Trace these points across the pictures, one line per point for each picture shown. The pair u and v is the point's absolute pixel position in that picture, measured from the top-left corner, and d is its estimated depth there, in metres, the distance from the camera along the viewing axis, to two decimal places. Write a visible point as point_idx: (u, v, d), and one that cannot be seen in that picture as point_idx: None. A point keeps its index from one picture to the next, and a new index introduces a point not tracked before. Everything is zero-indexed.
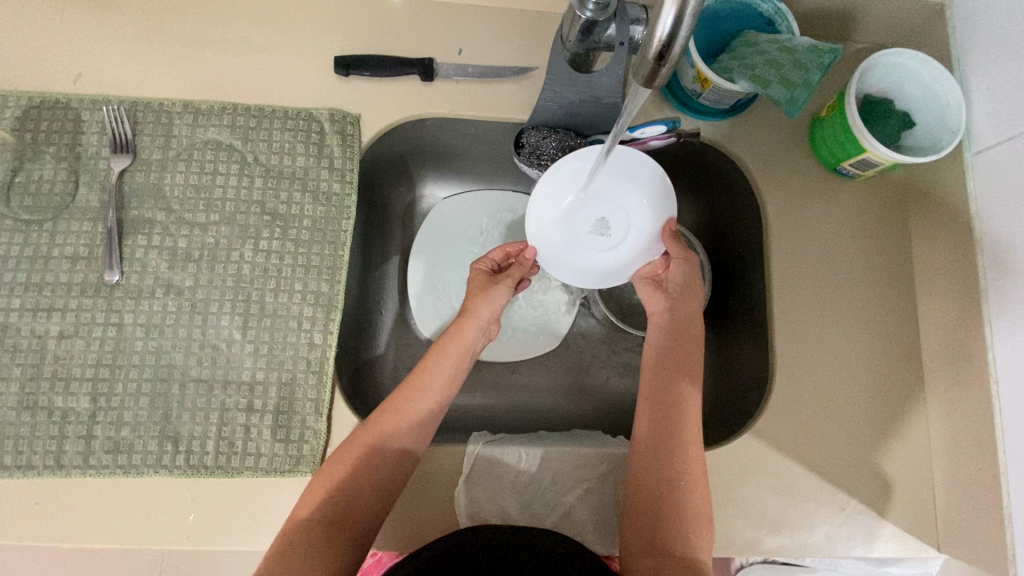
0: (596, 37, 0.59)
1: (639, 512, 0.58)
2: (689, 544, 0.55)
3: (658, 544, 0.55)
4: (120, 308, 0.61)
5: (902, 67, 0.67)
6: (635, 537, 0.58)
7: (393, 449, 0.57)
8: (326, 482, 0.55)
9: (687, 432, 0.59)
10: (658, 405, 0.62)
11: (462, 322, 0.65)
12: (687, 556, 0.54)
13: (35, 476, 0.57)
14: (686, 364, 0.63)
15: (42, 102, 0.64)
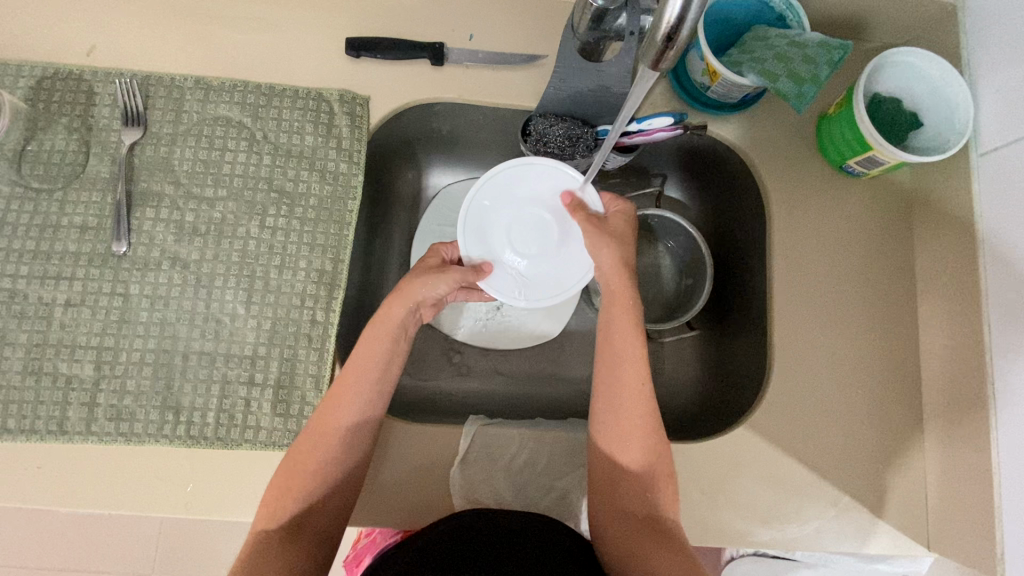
0: (607, 25, 0.61)
1: (605, 483, 0.59)
2: (650, 498, 0.57)
3: (626, 507, 0.58)
4: (126, 279, 0.62)
5: (913, 66, 0.66)
6: (605, 508, 0.59)
7: (336, 447, 0.56)
8: (278, 493, 0.54)
9: (627, 391, 0.59)
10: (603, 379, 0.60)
11: (393, 300, 0.62)
12: (653, 518, 0.56)
13: (39, 440, 0.58)
14: (616, 339, 0.61)
15: (56, 73, 0.65)
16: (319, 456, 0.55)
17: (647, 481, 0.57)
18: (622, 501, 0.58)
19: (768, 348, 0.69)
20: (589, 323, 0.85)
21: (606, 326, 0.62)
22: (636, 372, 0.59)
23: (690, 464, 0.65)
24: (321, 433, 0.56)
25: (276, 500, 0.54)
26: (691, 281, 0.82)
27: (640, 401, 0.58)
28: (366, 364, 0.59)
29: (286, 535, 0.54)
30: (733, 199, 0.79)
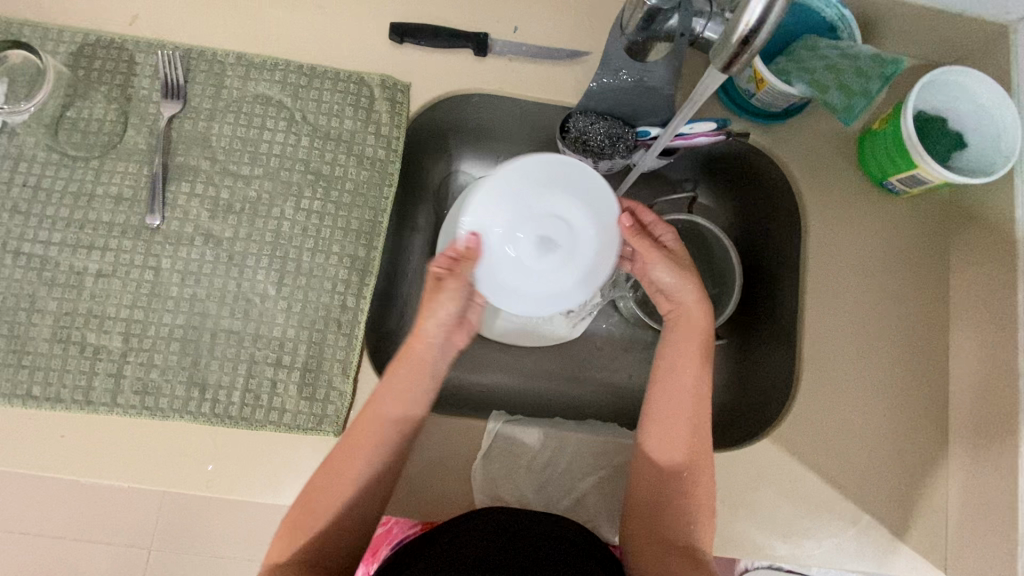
0: (657, 26, 0.59)
1: (647, 511, 0.59)
2: (689, 530, 0.57)
3: (661, 531, 0.58)
4: (158, 252, 0.61)
5: (964, 86, 0.66)
6: (641, 530, 0.59)
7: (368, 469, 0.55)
8: (303, 515, 0.54)
9: (690, 424, 0.60)
10: (661, 406, 0.61)
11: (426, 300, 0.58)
12: (689, 545, 0.57)
13: (64, 409, 0.58)
14: (687, 370, 0.62)
15: (98, 41, 0.64)
16: (352, 480, 0.55)
17: (686, 508, 0.58)
18: (660, 525, 0.58)
19: (796, 360, 0.69)
20: (612, 325, 0.85)
21: (672, 357, 0.63)
22: (705, 407, 0.61)
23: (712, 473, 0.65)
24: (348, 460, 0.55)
25: (309, 521, 0.54)
26: (717, 291, 0.81)
27: (692, 425, 0.60)
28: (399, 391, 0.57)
29: (319, 531, 0.54)
30: (767, 210, 0.78)
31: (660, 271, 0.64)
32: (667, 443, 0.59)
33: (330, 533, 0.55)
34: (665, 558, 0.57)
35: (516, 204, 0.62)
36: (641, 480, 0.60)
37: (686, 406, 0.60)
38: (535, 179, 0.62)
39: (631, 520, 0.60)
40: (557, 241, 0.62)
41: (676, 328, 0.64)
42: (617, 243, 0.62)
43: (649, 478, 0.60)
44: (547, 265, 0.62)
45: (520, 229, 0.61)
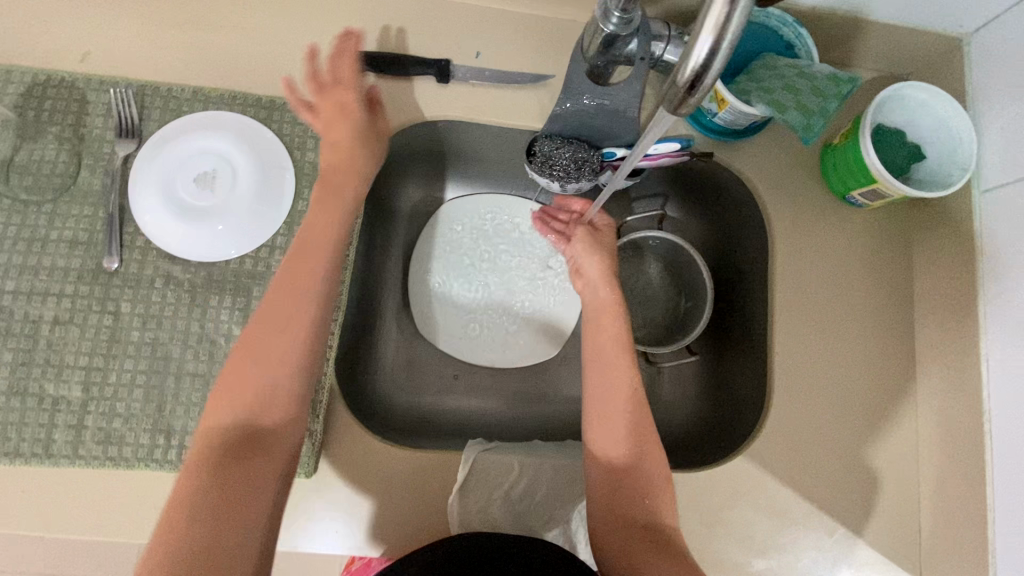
0: (617, 51, 0.60)
1: (606, 500, 0.56)
2: (649, 507, 0.54)
3: (621, 517, 0.54)
4: (117, 296, 0.60)
5: (920, 101, 0.67)
6: (602, 521, 0.55)
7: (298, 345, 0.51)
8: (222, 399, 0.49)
9: (625, 396, 0.59)
10: (596, 385, 0.61)
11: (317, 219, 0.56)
12: (651, 522, 0.54)
13: (23, 464, 0.56)
14: (613, 343, 0.63)
15: (47, 80, 0.62)
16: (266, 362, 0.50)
17: (644, 486, 0.55)
18: (620, 509, 0.55)
19: (768, 374, 0.69)
20: (587, 343, 0.85)
21: (599, 332, 0.64)
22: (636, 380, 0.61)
23: (689, 493, 0.65)
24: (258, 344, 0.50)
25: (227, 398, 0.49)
26: (688, 304, 0.82)
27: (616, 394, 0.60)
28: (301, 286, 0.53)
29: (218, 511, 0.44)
30: (735, 224, 0.78)
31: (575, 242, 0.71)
32: (606, 421, 0.58)
33: (241, 414, 0.48)
34: (632, 541, 0.53)
35: (165, 196, 0.61)
36: (597, 468, 0.58)
37: (617, 378, 0.61)
38: (189, 150, 0.62)
39: (592, 511, 0.56)
40: (209, 172, 0.62)
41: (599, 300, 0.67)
42: (242, 130, 0.64)
43: (598, 468, 0.58)
44: (236, 190, 0.62)
45: (188, 203, 0.61)
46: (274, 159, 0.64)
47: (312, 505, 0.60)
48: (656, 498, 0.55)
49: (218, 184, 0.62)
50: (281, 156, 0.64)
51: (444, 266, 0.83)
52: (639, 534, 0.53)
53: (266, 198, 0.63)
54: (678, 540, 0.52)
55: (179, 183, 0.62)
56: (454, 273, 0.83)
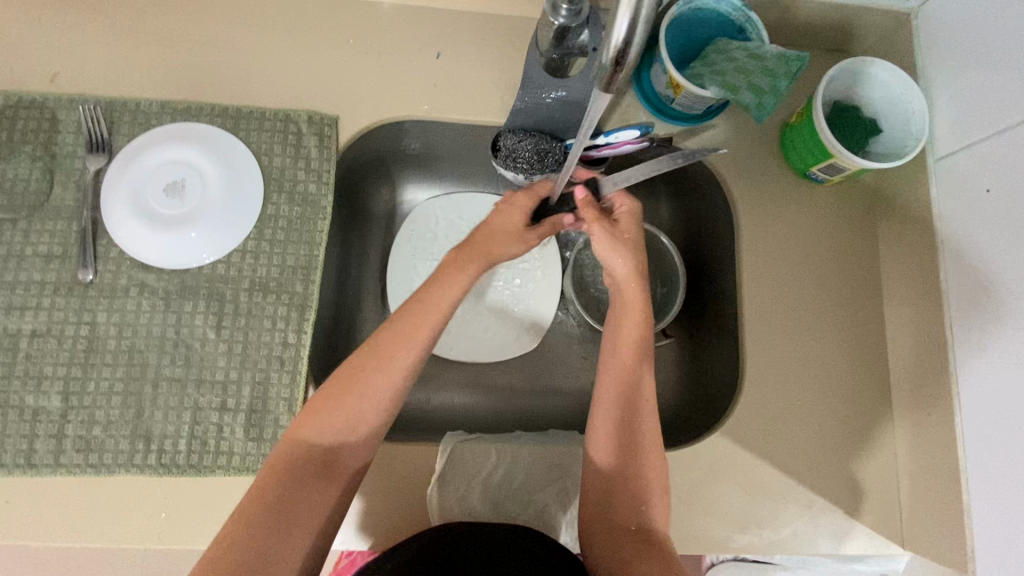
0: (570, 42, 0.63)
1: (602, 498, 0.58)
2: (642, 514, 0.57)
3: (613, 520, 0.57)
4: (93, 307, 0.61)
5: (871, 75, 0.68)
6: (593, 520, 0.58)
7: (378, 402, 0.51)
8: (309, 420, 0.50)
9: (637, 407, 0.60)
10: (609, 387, 0.61)
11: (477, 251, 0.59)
12: (643, 526, 0.56)
13: (6, 475, 0.57)
14: (628, 359, 0.61)
15: (18, 101, 0.64)
16: (356, 405, 0.51)
17: (641, 491, 0.57)
18: (612, 508, 0.58)
19: (740, 352, 0.70)
20: (566, 333, 0.86)
21: (616, 336, 0.63)
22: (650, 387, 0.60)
23: (668, 473, 0.66)
24: (352, 392, 0.51)
25: (307, 425, 0.50)
26: (662, 291, 0.83)
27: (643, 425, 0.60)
28: (403, 346, 0.52)
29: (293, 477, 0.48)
30: (703, 208, 0.80)
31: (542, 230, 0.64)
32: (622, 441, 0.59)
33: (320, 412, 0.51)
34: (622, 540, 0.55)
35: (138, 209, 0.63)
36: (596, 464, 0.60)
37: (621, 402, 0.60)
38: (156, 163, 0.64)
39: (586, 508, 0.59)
40: (178, 181, 0.64)
41: (626, 300, 0.63)
42: (207, 136, 0.65)
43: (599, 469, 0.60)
44: (206, 195, 0.64)
45: (160, 214, 0.63)
46: (239, 161, 0.65)
47: None
48: (652, 500, 0.57)
49: (188, 191, 0.64)
50: (246, 158, 0.66)
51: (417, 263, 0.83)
52: (632, 531, 0.55)
53: (235, 201, 0.64)
54: (665, 542, 0.55)
55: (149, 194, 0.63)
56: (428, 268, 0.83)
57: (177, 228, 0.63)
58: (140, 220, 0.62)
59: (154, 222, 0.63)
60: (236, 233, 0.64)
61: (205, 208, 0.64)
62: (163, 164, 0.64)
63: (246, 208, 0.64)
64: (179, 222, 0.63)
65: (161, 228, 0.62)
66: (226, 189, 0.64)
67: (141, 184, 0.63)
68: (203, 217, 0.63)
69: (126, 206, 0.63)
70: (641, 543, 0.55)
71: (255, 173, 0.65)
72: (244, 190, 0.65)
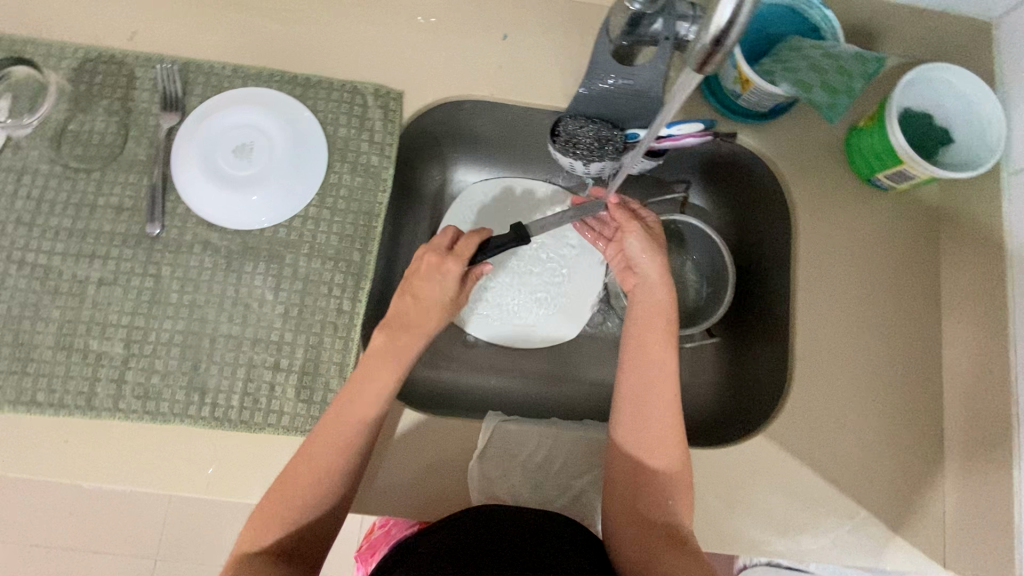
0: (642, 30, 0.60)
1: (627, 497, 0.59)
2: (669, 509, 0.57)
3: (641, 513, 0.57)
4: (158, 260, 0.63)
5: (948, 83, 0.67)
6: (621, 512, 0.59)
7: (321, 487, 0.54)
8: (266, 515, 0.53)
9: (660, 407, 0.60)
10: (632, 386, 0.61)
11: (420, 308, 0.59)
12: (668, 521, 0.56)
13: (67, 415, 0.59)
14: (656, 345, 0.62)
15: (98, 56, 0.66)
16: (303, 491, 0.53)
17: (665, 486, 0.58)
18: (640, 505, 0.58)
19: (789, 355, 0.69)
20: (607, 325, 0.86)
21: (639, 338, 0.63)
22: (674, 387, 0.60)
23: (708, 470, 0.65)
24: (295, 484, 0.53)
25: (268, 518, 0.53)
26: (709, 291, 0.82)
27: (671, 408, 0.59)
28: (336, 431, 0.55)
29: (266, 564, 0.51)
30: (758, 208, 0.79)
31: (462, 273, 0.60)
32: (642, 428, 0.59)
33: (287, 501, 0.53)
34: (648, 536, 0.56)
35: (207, 169, 0.64)
36: (618, 464, 0.61)
37: (641, 386, 0.61)
38: (226, 124, 0.65)
39: (611, 505, 0.60)
40: (245, 142, 0.65)
41: (646, 300, 0.64)
42: (274, 98, 0.66)
43: (624, 461, 0.60)
44: (272, 156, 0.65)
45: (229, 173, 0.64)
46: (305, 124, 0.66)
47: None
48: (677, 497, 0.57)
49: (256, 151, 0.65)
50: (312, 121, 0.67)
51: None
52: (658, 526, 0.56)
53: (301, 163, 0.65)
54: (692, 540, 0.55)
55: (218, 155, 0.65)
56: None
57: (244, 188, 0.64)
58: (209, 179, 0.64)
59: (222, 182, 0.64)
60: (301, 194, 0.65)
61: (271, 169, 0.65)
62: (232, 124, 0.65)
63: (312, 170, 0.66)
64: (246, 182, 0.64)
65: (229, 187, 0.64)
66: (293, 151, 0.66)
67: (210, 144, 0.65)
68: (270, 177, 0.65)
69: (196, 165, 0.64)
70: (667, 540, 0.55)
71: (321, 136, 0.66)
72: (310, 152, 0.66)
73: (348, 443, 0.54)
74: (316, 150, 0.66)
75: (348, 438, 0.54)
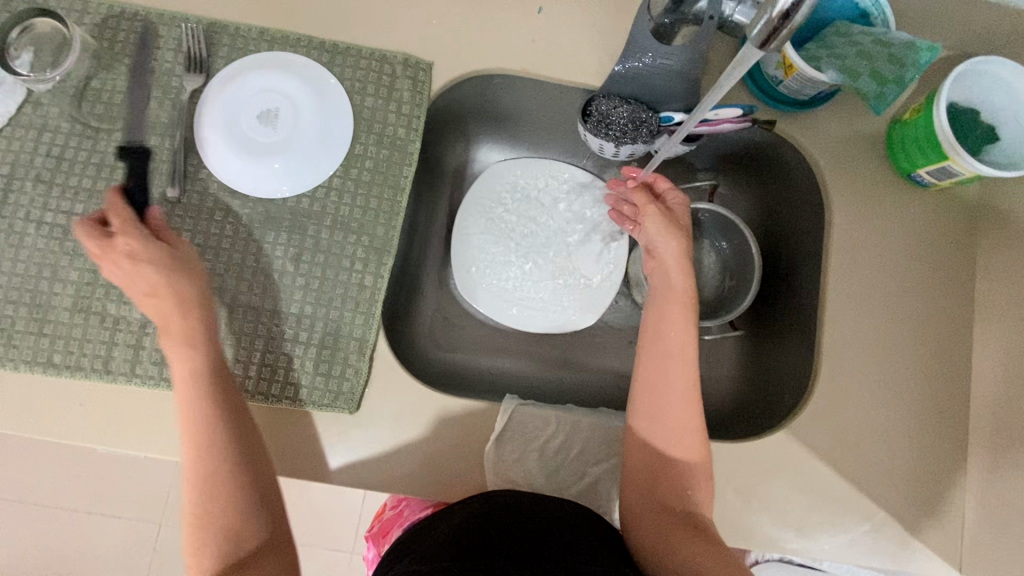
0: (686, 8, 0.58)
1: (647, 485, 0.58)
2: (689, 499, 0.56)
3: (659, 502, 0.57)
4: (178, 226, 0.61)
5: (999, 78, 0.64)
6: (638, 500, 0.58)
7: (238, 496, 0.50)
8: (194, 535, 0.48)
9: (680, 398, 0.58)
10: (650, 373, 0.60)
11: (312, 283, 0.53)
12: (687, 509, 0.56)
13: (83, 378, 0.58)
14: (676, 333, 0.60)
15: (123, 13, 0.64)
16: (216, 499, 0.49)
17: (685, 477, 0.57)
18: (659, 495, 0.57)
19: (815, 350, 0.68)
20: (626, 313, 0.84)
21: (657, 326, 0.62)
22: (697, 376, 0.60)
23: (727, 464, 0.64)
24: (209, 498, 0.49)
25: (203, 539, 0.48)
26: (733, 283, 0.80)
27: (691, 399, 0.59)
28: (205, 471, 0.49)
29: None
30: (789, 201, 0.77)
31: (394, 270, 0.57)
32: (659, 418, 0.58)
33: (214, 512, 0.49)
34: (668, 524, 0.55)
35: (231, 135, 0.62)
36: (636, 453, 0.59)
37: (657, 375, 0.59)
38: (251, 89, 0.63)
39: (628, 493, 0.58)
40: (269, 108, 0.63)
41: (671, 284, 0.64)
42: (299, 63, 0.64)
43: (641, 451, 0.59)
44: (297, 124, 0.63)
45: (254, 141, 0.63)
46: (331, 91, 0.64)
47: (350, 441, 0.60)
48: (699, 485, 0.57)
49: (281, 118, 0.63)
50: (337, 87, 0.65)
51: (486, 216, 0.83)
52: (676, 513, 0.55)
53: (327, 131, 0.64)
54: (711, 528, 0.55)
55: (241, 121, 0.63)
56: (496, 224, 0.83)
57: (268, 156, 0.62)
58: (233, 145, 0.62)
59: (247, 149, 0.62)
60: (326, 163, 0.63)
61: (297, 138, 0.63)
62: (256, 89, 0.64)
63: (337, 139, 0.64)
64: (271, 149, 0.63)
65: (253, 155, 0.62)
66: (319, 118, 0.64)
67: (233, 109, 0.63)
68: (295, 146, 0.63)
69: (220, 131, 0.62)
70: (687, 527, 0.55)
71: (347, 103, 0.65)
72: (335, 119, 0.64)
73: (229, 474, 0.50)
74: (342, 117, 0.64)
75: (189, 432, 0.50)
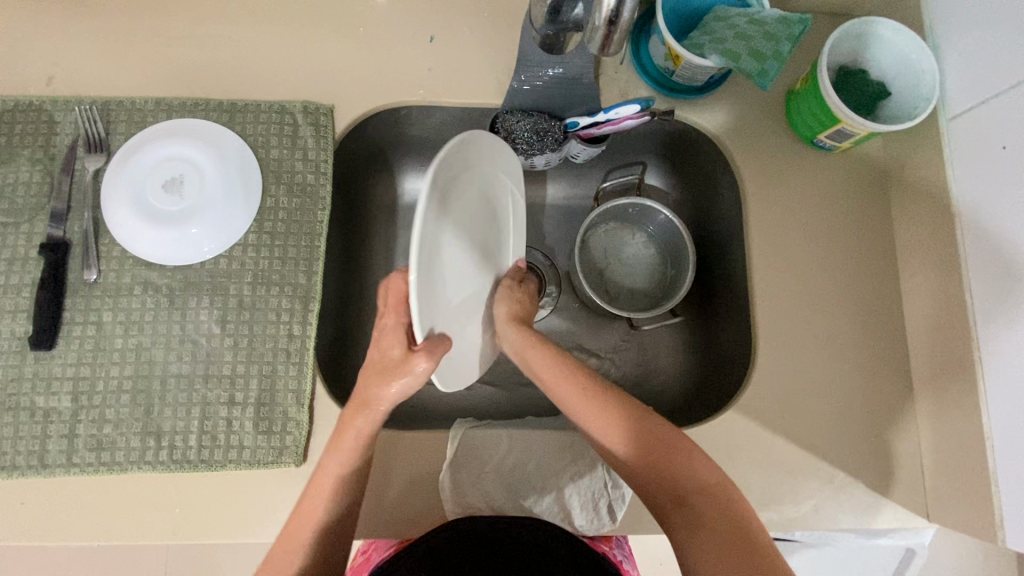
0: (565, 16, 0.61)
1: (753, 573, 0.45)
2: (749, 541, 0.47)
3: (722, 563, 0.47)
4: (98, 307, 0.61)
5: (878, 37, 0.66)
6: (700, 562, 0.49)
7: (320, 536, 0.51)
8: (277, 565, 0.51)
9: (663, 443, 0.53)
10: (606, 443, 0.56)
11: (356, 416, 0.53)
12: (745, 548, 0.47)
13: (20, 477, 0.57)
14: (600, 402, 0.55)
15: (16, 105, 0.64)
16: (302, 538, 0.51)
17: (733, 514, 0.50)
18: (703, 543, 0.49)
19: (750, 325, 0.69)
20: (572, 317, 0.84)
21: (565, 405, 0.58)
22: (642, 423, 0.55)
23: None
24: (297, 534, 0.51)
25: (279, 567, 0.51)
26: (673, 272, 0.81)
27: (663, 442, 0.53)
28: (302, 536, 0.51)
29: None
30: (708, 184, 0.78)
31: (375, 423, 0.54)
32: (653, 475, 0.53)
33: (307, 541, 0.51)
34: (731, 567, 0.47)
35: (139, 210, 0.62)
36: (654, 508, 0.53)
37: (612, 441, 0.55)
38: (153, 162, 0.64)
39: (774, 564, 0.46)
40: (174, 177, 0.63)
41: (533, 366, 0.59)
42: (199, 129, 0.65)
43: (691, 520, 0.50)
44: (205, 190, 0.64)
45: (163, 212, 0.62)
46: (235, 153, 0.65)
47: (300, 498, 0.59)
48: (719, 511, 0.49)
49: (187, 185, 0.63)
50: (241, 147, 0.65)
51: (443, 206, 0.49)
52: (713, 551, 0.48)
53: (234, 192, 0.64)
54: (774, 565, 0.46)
55: (147, 195, 0.63)
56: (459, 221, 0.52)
57: (179, 225, 0.62)
58: (141, 219, 0.62)
59: (155, 221, 0.62)
60: (239, 224, 0.63)
61: (206, 203, 0.63)
62: (159, 160, 0.64)
63: (248, 199, 0.64)
64: (181, 217, 0.62)
65: (163, 227, 0.62)
66: (226, 180, 0.64)
67: (140, 182, 0.63)
68: (204, 211, 0.63)
69: (126, 207, 0.62)
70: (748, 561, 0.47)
71: (255, 161, 0.65)
72: (243, 178, 0.64)
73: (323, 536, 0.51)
74: (249, 175, 0.65)
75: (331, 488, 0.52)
